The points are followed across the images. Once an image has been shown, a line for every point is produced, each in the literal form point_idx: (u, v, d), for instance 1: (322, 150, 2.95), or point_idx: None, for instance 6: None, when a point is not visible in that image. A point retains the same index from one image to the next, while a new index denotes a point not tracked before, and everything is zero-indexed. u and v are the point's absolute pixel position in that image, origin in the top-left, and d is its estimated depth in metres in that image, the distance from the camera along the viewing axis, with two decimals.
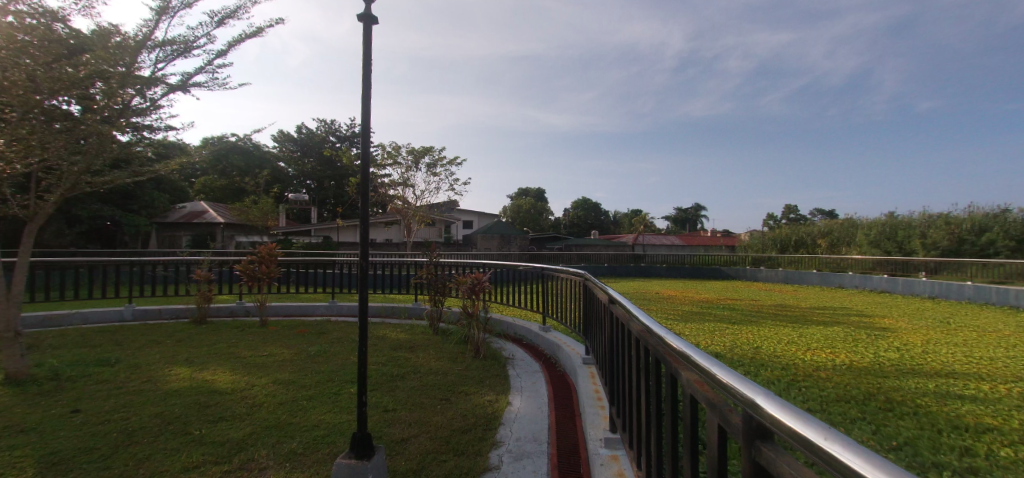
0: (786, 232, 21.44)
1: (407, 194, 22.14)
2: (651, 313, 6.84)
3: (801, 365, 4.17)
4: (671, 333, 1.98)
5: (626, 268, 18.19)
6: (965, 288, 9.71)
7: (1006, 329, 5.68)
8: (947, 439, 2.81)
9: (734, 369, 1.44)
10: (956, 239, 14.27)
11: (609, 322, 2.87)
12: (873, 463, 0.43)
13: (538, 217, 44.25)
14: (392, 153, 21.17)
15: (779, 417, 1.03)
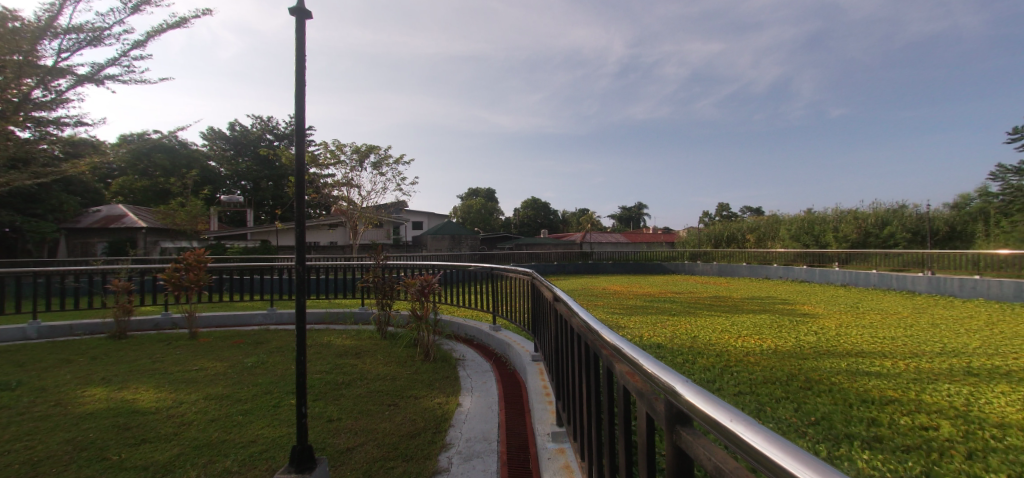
0: (720, 228, 22.85)
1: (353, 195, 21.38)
2: (598, 307, 7.02)
3: (733, 351, 4.46)
4: (608, 328, 2.06)
5: (575, 266, 18.62)
6: (871, 276, 10.85)
7: (905, 311, 6.40)
8: (856, 412, 3.12)
9: (660, 360, 1.53)
10: (862, 233, 16.03)
11: (553, 319, 2.94)
12: (777, 448, 0.50)
13: (488, 217, 44.34)
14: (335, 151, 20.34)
15: (695, 402, 1.12)
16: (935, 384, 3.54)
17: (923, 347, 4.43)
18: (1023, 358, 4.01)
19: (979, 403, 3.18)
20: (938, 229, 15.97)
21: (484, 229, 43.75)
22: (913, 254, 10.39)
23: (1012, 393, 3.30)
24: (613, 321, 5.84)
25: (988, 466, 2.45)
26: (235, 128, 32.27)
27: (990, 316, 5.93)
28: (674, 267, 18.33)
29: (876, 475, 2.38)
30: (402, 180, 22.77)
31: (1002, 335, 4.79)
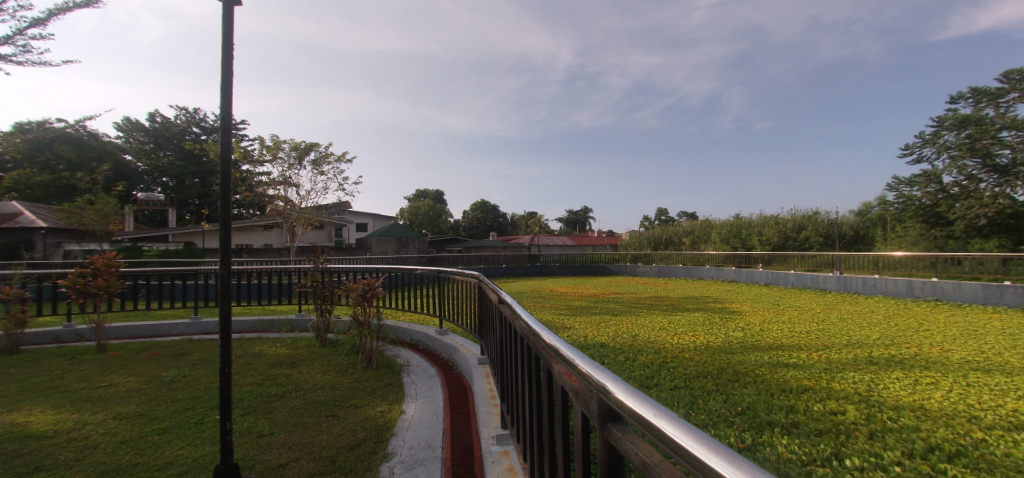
0: (659, 232, 24.07)
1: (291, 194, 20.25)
2: (544, 309, 7.12)
3: (669, 347, 4.70)
4: (548, 329, 2.09)
5: (523, 268, 18.75)
6: (790, 276, 11.91)
7: (818, 308, 7.08)
8: (777, 400, 3.39)
9: (595, 359, 1.57)
10: (783, 237, 17.82)
11: (498, 321, 2.95)
12: (698, 441, 0.54)
13: (436, 219, 43.70)
14: (272, 146, 19.23)
15: (625, 398, 1.17)
16: (842, 372, 3.94)
17: (832, 340, 4.92)
18: (911, 347, 4.56)
19: (878, 389, 3.58)
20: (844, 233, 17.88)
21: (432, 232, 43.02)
22: (824, 255, 11.59)
23: (904, 379, 3.75)
24: (560, 322, 5.94)
25: (885, 444, 2.76)
26: (157, 120, 29.43)
27: (885, 310, 6.74)
28: (618, 269, 18.99)
29: (793, 458, 2.61)
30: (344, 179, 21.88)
31: (895, 328, 5.45)
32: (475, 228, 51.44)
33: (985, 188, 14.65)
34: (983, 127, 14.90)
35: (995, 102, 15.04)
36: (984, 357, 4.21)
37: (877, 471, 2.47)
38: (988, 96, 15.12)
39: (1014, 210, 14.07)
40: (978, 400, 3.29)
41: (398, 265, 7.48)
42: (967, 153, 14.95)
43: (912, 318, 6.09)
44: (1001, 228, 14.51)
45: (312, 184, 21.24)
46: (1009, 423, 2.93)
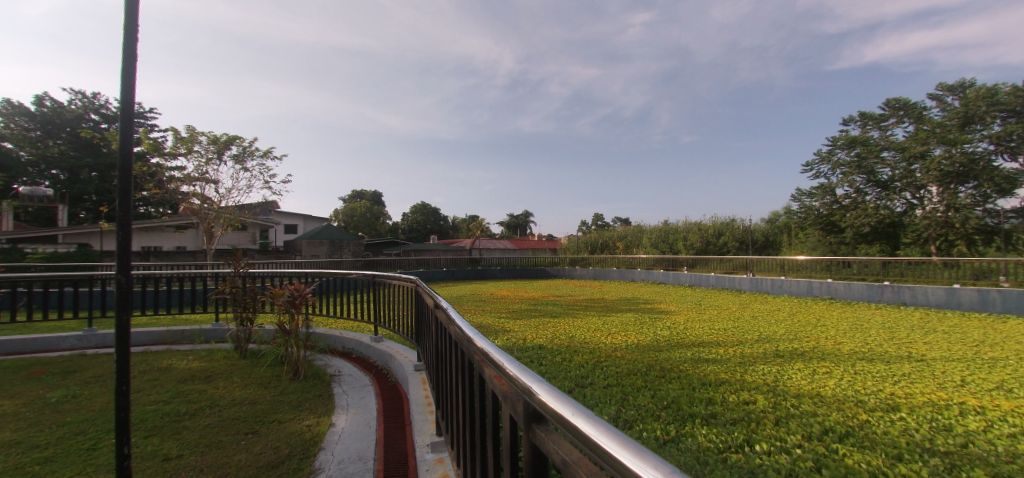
0: (595, 236, 24.92)
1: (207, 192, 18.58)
2: (484, 313, 7.12)
3: (603, 347, 4.90)
4: (480, 333, 2.09)
5: (463, 272, 18.58)
6: (711, 278, 12.93)
7: (735, 307, 7.76)
8: (697, 394, 3.66)
9: (522, 363, 1.60)
10: (704, 242, 19.38)
11: (433, 328, 2.93)
12: (615, 442, 0.57)
13: (374, 221, 41.99)
14: (187, 138, 17.49)
15: (548, 398, 1.21)
16: (754, 365, 4.34)
17: (746, 336, 5.42)
18: (810, 341, 5.14)
19: (782, 379, 3.99)
20: (757, 239, 19.75)
21: (369, 234, 41.17)
22: (739, 259, 12.77)
23: (804, 369, 4.22)
24: (499, 326, 5.98)
25: (788, 428, 3.09)
26: (43, 103, 25.54)
27: (789, 308, 7.56)
28: (556, 272, 19.33)
29: (711, 447, 2.84)
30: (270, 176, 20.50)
31: (798, 324, 6.12)
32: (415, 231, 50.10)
33: (869, 201, 17.02)
34: (868, 147, 17.24)
35: (877, 126, 17.50)
36: (866, 348, 4.85)
37: (780, 454, 2.75)
38: (873, 120, 17.55)
39: (891, 219, 16.50)
40: (862, 386, 3.79)
41: (329, 270, 7.12)
42: (856, 170, 17.25)
43: (813, 315, 6.87)
44: (881, 235, 17.09)
45: (234, 181, 19.63)
46: (885, 405, 3.40)
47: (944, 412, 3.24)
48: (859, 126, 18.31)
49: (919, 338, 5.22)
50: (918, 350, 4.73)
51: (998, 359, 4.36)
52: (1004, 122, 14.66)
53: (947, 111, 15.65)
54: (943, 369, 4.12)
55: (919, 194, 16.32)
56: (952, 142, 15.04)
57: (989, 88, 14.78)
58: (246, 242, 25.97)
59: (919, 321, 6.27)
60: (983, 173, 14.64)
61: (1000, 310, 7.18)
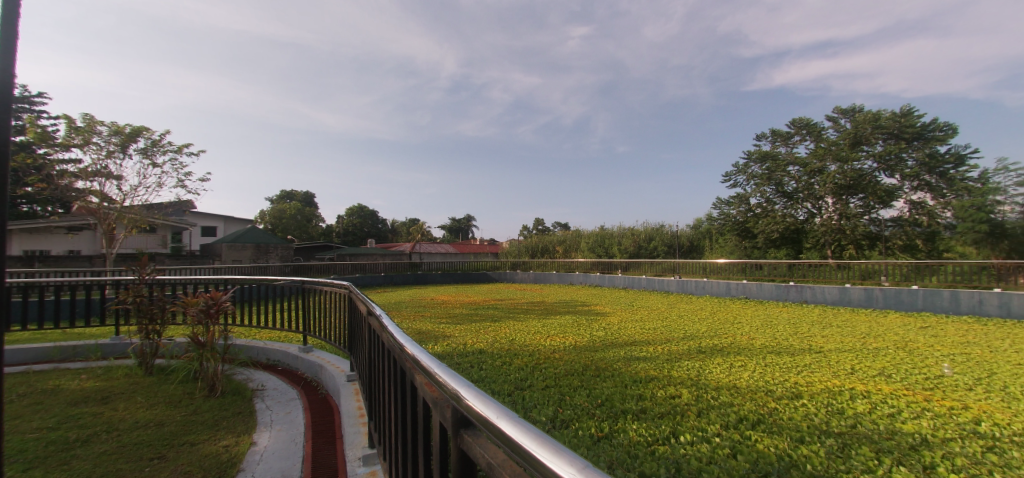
0: (535, 241, 25.41)
1: (108, 189, 16.56)
2: (423, 318, 6.94)
3: (542, 350, 5.00)
4: (411, 340, 2.05)
5: (402, 277, 18.00)
6: (643, 280, 13.67)
7: (664, 307, 8.29)
8: (630, 390, 3.85)
9: (451, 368, 1.60)
10: (637, 246, 20.59)
11: (367, 337, 2.86)
12: (540, 443, 0.57)
13: (305, 224, 39.15)
14: (83, 128, 15.45)
15: (475, 402, 1.21)
16: (679, 362, 4.65)
17: (674, 334, 5.80)
18: (729, 338, 5.61)
19: (705, 373, 4.31)
20: (683, 244, 21.15)
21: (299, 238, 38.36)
22: (667, 262, 13.61)
23: (723, 364, 4.60)
24: (439, 331, 5.87)
25: (708, 419, 3.34)
26: None
27: (711, 308, 8.22)
28: (497, 276, 19.25)
29: (641, 441, 2.99)
30: (186, 174, 18.66)
31: (718, 322, 6.66)
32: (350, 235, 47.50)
33: (778, 209, 18.98)
34: (776, 161, 19.25)
35: (785, 143, 19.59)
36: (775, 342, 5.39)
37: (702, 443, 2.96)
38: (781, 137, 19.64)
39: (796, 226, 18.57)
40: (772, 376, 4.20)
41: (254, 276, 6.62)
42: (767, 181, 19.19)
43: (731, 313, 7.53)
44: (788, 240, 19.06)
45: (141, 177, 17.63)
46: (790, 393, 3.80)
47: (837, 397, 3.68)
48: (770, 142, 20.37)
49: (817, 332, 5.91)
50: (817, 343, 5.34)
51: (878, 349, 5.04)
52: (884, 143, 17.15)
53: (840, 132, 17.99)
54: (837, 359, 4.69)
55: (818, 204, 18.51)
56: (843, 159, 17.28)
57: (873, 113, 17.18)
58: (155, 245, 23.31)
59: (818, 317, 7.08)
60: (868, 187, 16.98)
61: (881, 305, 8.32)
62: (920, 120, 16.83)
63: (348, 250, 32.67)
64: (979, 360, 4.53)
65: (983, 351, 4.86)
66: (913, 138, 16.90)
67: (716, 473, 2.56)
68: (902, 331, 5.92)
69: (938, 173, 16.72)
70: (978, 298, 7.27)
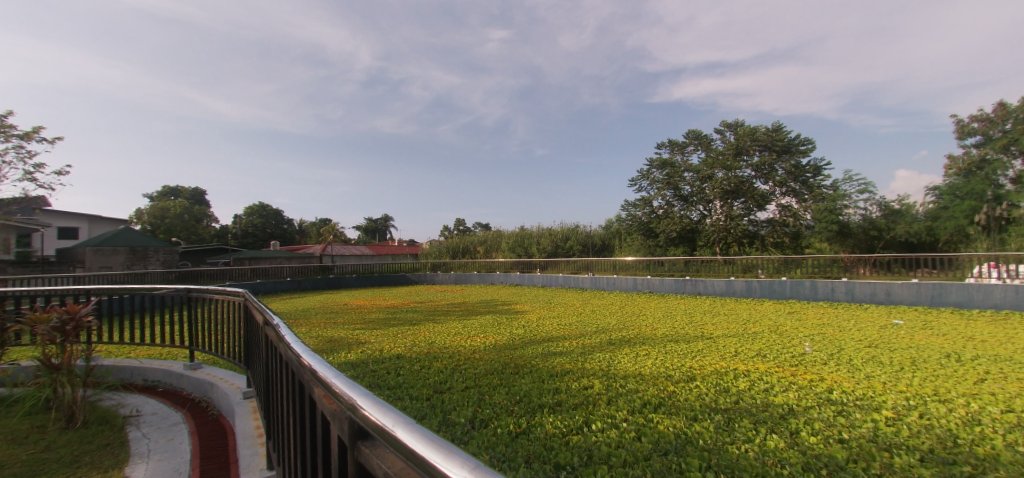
0: (456, 242, 25.25)
1: None
2: (335, 325, 6.53)
3: (461, 351, 5.01)
4: (310, 351, 1.94)
5: (312, 281, 16.76)
6: (560, 278, 14.23)
7: (579, 303, 8.75)
8: (546, 385, 4.00)
9: (349, 377, 1.51)
10: (554, 246, 21.69)
11: (266, 348, 2.66)
12: (438, 448, 0.55)
13: (196, 224, 34.52)
14: None
15: (371, 409, 1.15)
16: (592, 354, 4.94)
17: (588, 328, 6.15)
18: (637, 329, 6.08)
19: (615, 364, 4.62)
20: (596, 243, 22.44)
21: (188, 239, 33.52)
22: (581, 261, 14.34)
23: (630, 353, 4.97)
24: (353, 338, 5.57)
25: (617, 405, 3.59)
26: None
27: (621, 302, 8.84)
28: (417, 277, 18.65)
29: (556, 432, 3.12)
30: (35, 164, 15.46)
31: (627, 315, 7.20)
32: (250, 236, 42.65)
33: (677, 211, 20.85)
34: (674, 168, 21.26)
35: (681, 152, 21.72)
36: (675, 331, 5.95)
37: (611, 429, 3.17)
38: (678, 147, 21.74)
39: (691, 227, 20.56)
40: (671, 362, 4.63)
41: (124, 285, 5.71)
42: (666, 186, 21.07)
43: (639, 306, 8.16)
44: (684, 239, 21.01)
45: None
46: (686, 376, 4.23)
47: (723, 377, 4.16)
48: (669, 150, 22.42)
49: (709, 321, 6.64)
50: (709, 330, 6.00)
51: (757, 333, 5.81)
52: (760, 154, 19.80)
53: (725, 143, 20.36)
54: (723, 344, 5.31)
55: (708, 207, 20.74)
56: (728, 168, 19.66)
57: (751, 128, 19.69)
58: None
59: (710, 307, 7.96)
60: (747, 193, 19.57)
61: (758, 295, 9.59)
62: (787, 136, 19.72)
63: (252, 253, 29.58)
64: (830, 338, 5.44)
65: (833, 330, 5.84)
66: (781, 150, 19.74)
67: (623, 455, 2.76)
68: (774, 316, 6.89)
69: (801, 181, 19.71)
70: (831, 286, 8.70)
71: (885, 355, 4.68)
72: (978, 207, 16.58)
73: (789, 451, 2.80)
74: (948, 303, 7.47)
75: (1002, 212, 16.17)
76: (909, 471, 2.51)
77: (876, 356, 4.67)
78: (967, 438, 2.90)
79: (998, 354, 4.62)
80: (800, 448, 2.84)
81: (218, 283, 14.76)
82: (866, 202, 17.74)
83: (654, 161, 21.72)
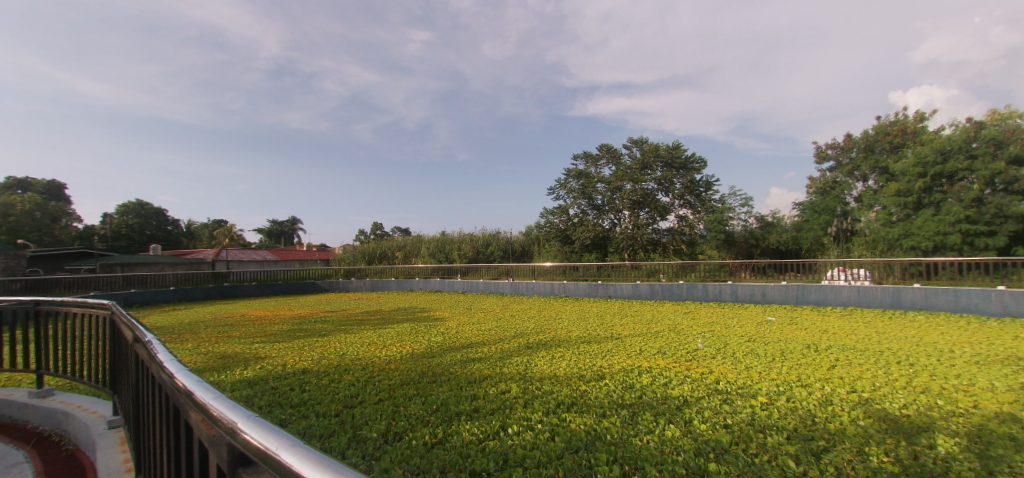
0: (372, 247, 24.10)
1: None
2: (229, 340, 5.87)
3: (376, 361, 4.80)
4: (185, 371, 1.73)
5: (202, 290, 14.87)
6: (480, 284, 14.28)
7: (499, 308, 8.89)
8: (463, 392, 3.98)
9: (229, 397, 1.27)
10: (475, 251, 22.03)
11: (135, 368, 2.32)
12: (330, 470, 0.45)
13: (49, 223, 28.72)
14: None
15: (251, 432, 0.96)
16: (509, 359, 5.02)
17: (506, 333, 6.26)
18: (553, 332, 6.32)
19: (531, 366, 4.76)
20: (516, 249, 23.04)
21: (37, 242, 27.70)
22: (501, 267, 14.56)
23: (546, 356, 5.15)
24: (251, 353, 5.06)
25: (532, 408, 3.69)
26: None
27: (539, 307, 9.13)
28: (328, 285, 17.33)
29: (472, 439, 3.11)
30: None
31: (544, 319, 7.45)
32: (122, 239, 36.36)
33: (591, 219, 21.99)
34: (588, 179, 22.46)
35: (595, 164, 23.12)
36: (588, 333, 6.30)
37: (526, 432, 3.25)
38: (591, 159, 23.13)
39: (603, 234, 21.83)
40: (584, 363, 4.88)
41: None
42: (582, 196, 22.19)
43: (555, 310, 8.50)
44: (596, 246, 22.24)
45: None
46: (597, 375, 4.48)
47: (629, 375, 4.48)
48: (584, 161, 23.73)
49: (618, 322, 7.14)
50: (618, 331, 6.43)
51: (659, 332, 6.37)
52: (661, 169, 21.74)
53: (633, 158, 22.02)
54: (630, 343, 5.72)
55: (618, 216, 22.14)
56: (636, 180, 21.21)
57: (654, 145, 21.57)
58: None
59: (618, 309, 8.55)
60: (651, 204, 21.29)
61: (660, 297, 10.51)
62: (683, 154, 21.85)
63: (127, 257, 25.46)
64: (718, 334, 6.15)
65: (720, 328, 6.59)
66: (679, 167, 21.88)
67: (538, 456, 2.83)
68: (674, 316, 7.61)
69: (696, 195, 21.61)
70: (719, 288, 9.83)
71: (762, 348, 5.39)
72: (830, 221, 20.50)
73: (683, 439, 3.09)
74: (808, 301, 8.84)
75: (847, 225, 19.93)
76: (778, 448, 2.91)
77: (754, 349, 5.37)
78: (821, 416, 3.44)
79: (844, 343, 5.55)
80: (692, 435, 3.16)
81: (80, 294, 12.81)
82: (747, 215, 21.31)
83: (571, 171, 22.71)
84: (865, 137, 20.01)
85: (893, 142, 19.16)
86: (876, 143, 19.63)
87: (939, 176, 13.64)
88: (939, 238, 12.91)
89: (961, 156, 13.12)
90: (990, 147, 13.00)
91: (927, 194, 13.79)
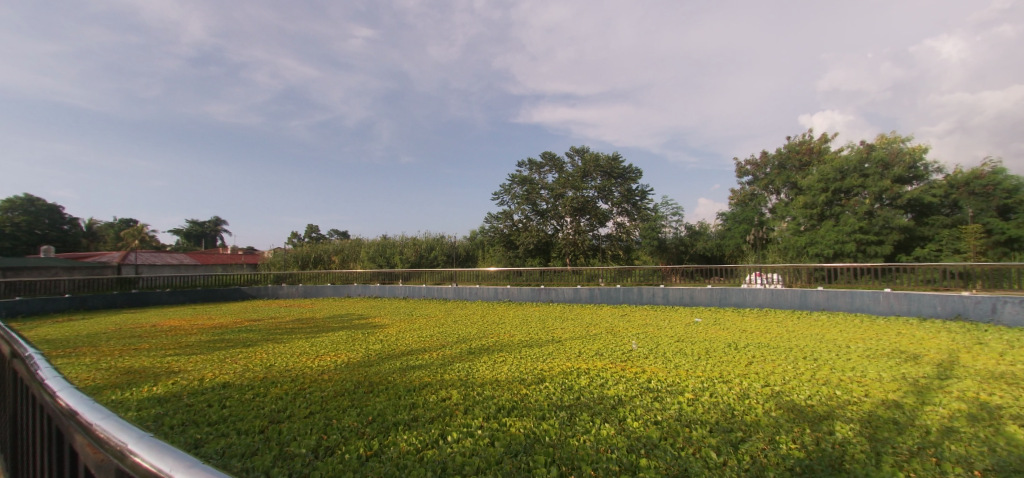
0: (306, 251, 22.87)
1: None
2: (137, 353, 5.30)
3: (307, 372, 4.56)
4: (70, 387, 1.54)
5: (104, 298, 13.24)
6: (422, 289, 14.00)
7: (441, 314, 8.78)
8: (402, 401, 3.88)
9: (119, 417, 1.14)
10: (418, 255, 21.61)
11: (13, 387, 2.03)
12: None
13: None
14: None
15: (140, 454, 0.87)
16: (450, 365, 4.98)
17: (448, 339, 6.20)
18: (496, 337, 6.34)
19: (472, 372, 4.75)
20: (460, 254, 22.98)
21: None
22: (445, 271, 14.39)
23: (488, 361, 5.16)
24: (163, 368, 4.60)
25: (472, 414, 3.67)
26: None
27: (481, 312, 9.12)
28: (256, 290, 16.12)
29: (410, 450, 3.04)
30: None
31: (487, 324, 7.45)
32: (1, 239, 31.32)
33: (534, 225, 22.37)
34: (532, 185, 22.81)
35: (539, 171, 23.58)
36: (530, 337, 6.39)
37: (466, 439, 3.23)
38: (536, 166, 23.57)
39: (546, 239, 22.32)
40: (525, 367, 4.95)
41: None
42: (525, 202, 22.55)
43: (499, 315, 8.54)
44: (539, 251, 22.71)
45: None
46: (537, 379, 4.57)
47: (568, 377, 4.62)
48: (529, 168, 24.07)
49: (559, 325, 7.33)
50: (559, 334, 6.60)
51: (597, 334, 6.62)
52: (601, 178, 22.59)
53: (575, 167, 22.78)
54: (570, 346, 5.90)
55: (560, 222, 22.63)
56: (577, 188, 21.90)
57: (595, 154, 22.43)
58: None
59: (559, 313, 8.78)
60: (591, 211, 22.00)
61: (598, 301, 10.91)
62: (622, 164, 22.84)
63: (9, 261, 22.07)
64: (652, 335, 6.50)
65: (653, 329, 6.99)
66: (617, 176, 22.90)
67: (477, 462, 2.83)
68: (612, 319, 7.93)
69: (632, 203, 22.82)
70: (653, 292, 10.41)
71: (689, 348, 5.77)
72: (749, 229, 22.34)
73: (617, 437, 3.23)
74: (730, 302, 9.59)
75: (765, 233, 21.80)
76: (702, 441, 3.13)
77: (683, 348, 5.74)
78: (739, 409, 3.75)
79: (760, 341, 6.10)
80: (625, 433, 3.32)
81: None
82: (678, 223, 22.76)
83: (517, 177, 22.98)
84: (779, 154, 22.18)
85: (802, 160, 21.46)
86: (788, 160, 21.87)
87: (838, 192, 15.48)
88: (837, 246, 14.62)
89: (856, 175, 14.99)
90: (879, 168, 14.86)
91: (828, 207, 15.67)
